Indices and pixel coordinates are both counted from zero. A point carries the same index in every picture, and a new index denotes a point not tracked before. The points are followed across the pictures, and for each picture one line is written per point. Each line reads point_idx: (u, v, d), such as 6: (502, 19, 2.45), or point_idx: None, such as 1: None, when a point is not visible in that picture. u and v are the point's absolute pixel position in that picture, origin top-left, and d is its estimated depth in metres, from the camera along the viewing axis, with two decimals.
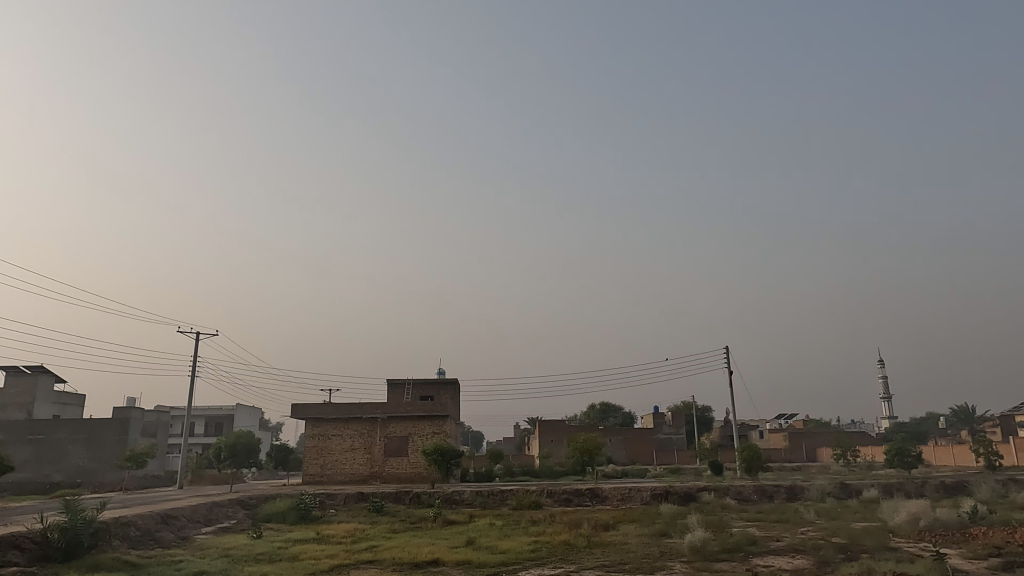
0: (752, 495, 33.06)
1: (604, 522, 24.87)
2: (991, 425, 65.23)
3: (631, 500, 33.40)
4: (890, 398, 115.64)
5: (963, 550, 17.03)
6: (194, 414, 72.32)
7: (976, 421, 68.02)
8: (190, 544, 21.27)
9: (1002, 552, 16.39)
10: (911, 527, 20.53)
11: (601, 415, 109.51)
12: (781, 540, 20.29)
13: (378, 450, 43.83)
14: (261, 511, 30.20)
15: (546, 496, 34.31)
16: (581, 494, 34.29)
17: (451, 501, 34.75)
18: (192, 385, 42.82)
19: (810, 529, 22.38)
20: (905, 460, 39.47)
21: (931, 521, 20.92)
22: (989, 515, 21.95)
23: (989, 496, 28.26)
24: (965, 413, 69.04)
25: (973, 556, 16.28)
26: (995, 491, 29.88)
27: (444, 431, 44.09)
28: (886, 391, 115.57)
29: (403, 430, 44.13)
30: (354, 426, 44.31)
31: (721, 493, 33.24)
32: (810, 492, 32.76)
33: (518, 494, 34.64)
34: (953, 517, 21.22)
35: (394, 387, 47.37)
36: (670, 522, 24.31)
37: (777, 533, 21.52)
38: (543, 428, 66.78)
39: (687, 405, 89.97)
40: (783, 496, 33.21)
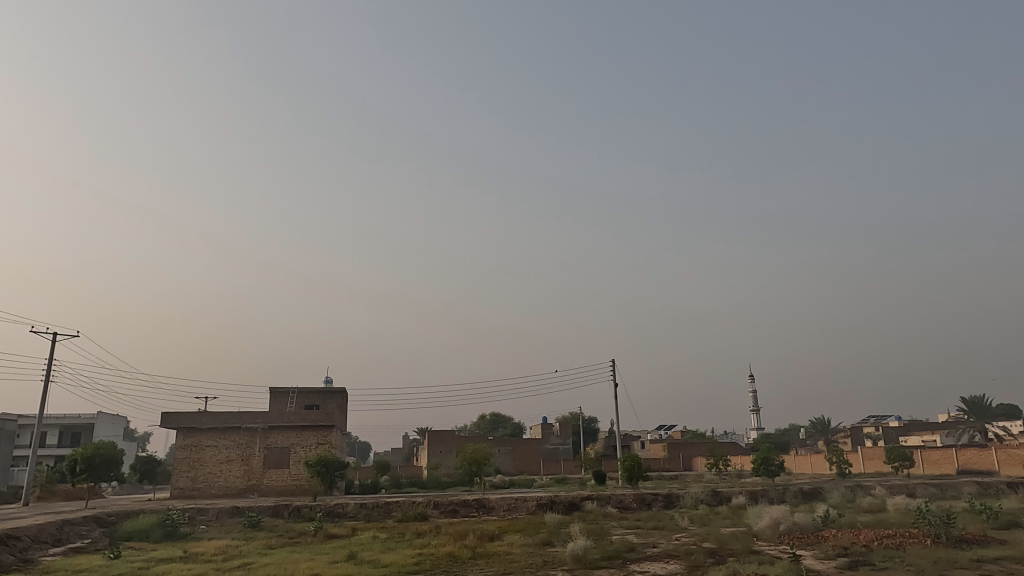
0: (632, 503, 34.36)
1: (489, 533, 24.95)
2: (842, 436, 71.71)
3: (517, 510, 33.69)
4: (757, 410, 124.49)
5: (816, 551, 18.57)
6: (45, 423, 65.68)
7: (830, 432, 74.39)
8: (33, 568, 19.18)
9: (849, 552, 17.98)
10: (773, 531, 22.11)
11: (490, 426, 110.26)
12: (656, 546, 21.24)
13: (256, 462, 41.66)
14: (121, 528, 27.85)
15: (432, 508, 33.99)
16: (467, 505, 34.29)
17: (333, 514, 33.63)
18: (44, 390, 38.82)
19: (684, 535, 23.58)
20: (769, 468, 42.36)
21: (790, 525, 22.50)
22: (839, 519, 24.06)
23: (840, 501, 30.98)
24: (821, 424, 75.28)
25: (824, 556, 17.79)
26: (845, 496, 32.83)
27: (329, 441, 42.63)
28: (754, 404, 124.44)
29: (285, 441, 42.27)
30: (231, 436, 41.90)
31: (604, 502, 34.29)
32: (685, 499, 34.53)
33: (404, 506, 34.08)
34: (809, 521, 23.05)
35: (277, 396, 45.23)
36: (553, 531, 24.72)
37: (653, 540, 22.49)
38: (432, 439, 66.19)
39: (574, 416, 92.38)
40: (661, 503, 34.76)
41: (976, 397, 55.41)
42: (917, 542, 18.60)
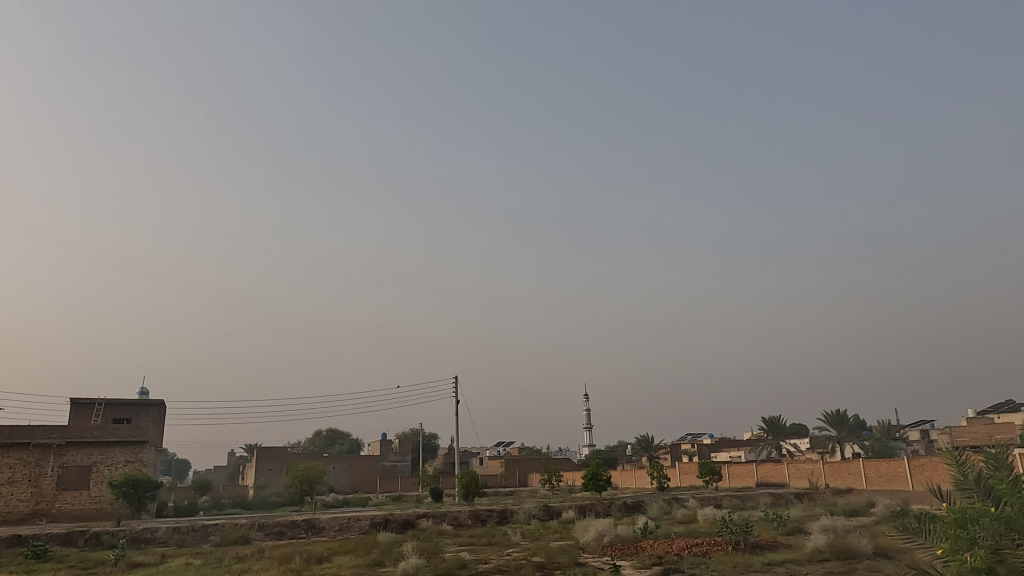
0: (466, 520, 34.54)
1: (317, 555, 23.86)
2: (664, 452, 77.39)
3: (349, 530, 32.53)
4: (590, 427, 130.97)
5: (635, 561, 19.76)
6: None
7: (653, 449, 79.84)
8: None
9: (663, 561, 19.35)
10: (596, 543, 23.23)
11: (326, 442, 105.83)
12: (487, 562, 21.47)
13: (47, 483, 36.60)
14: None
15: (256, 530, 31.85)
16: (296, 526, 32.55)
17: (139, 540, 30.34)
18: None
19: (515, 550, 24.10)
20: (597, 483, 44.57)
21: (612, 537, 23.75)
22: (657, 530, 25.82)
23: (658, 513, 33.40)
24: (645, 441, 80.54)
25: (641, 565, 19.03)
26: (662, 508, 35.51)
27: (140, 459, 38.69)
28: (588, 422, 130.80)
29: (85, 459, 37.68)
30: (17, 453, 36.51)
31: (439, 519, 34.16)
32: (518, 515, 35.33)
33: (224, 529, 31.60)
34: (629, 532, 24.54)
35: (79, 408, 40.12)
36: (385, 551, 24.20)
37: (485, 556, 22.71)
38: (260, 456, 62.19)
39: (414, 432, 91.27)
40: (495, 519, 35.27)
41: (773, 418, 62.18)
42: (719, 548, 20.51)
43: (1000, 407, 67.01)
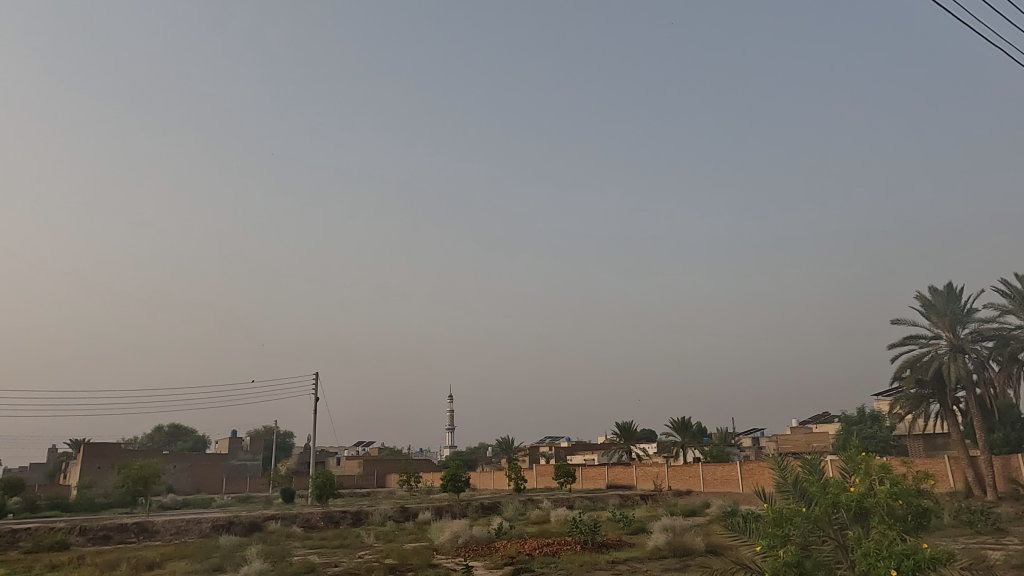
0: (318, 522, 33.30)
1: (148, 561, 21.95)
2: (523, 454, 79.27)
3: (187, 534, 30.23)
4: (452, 429, 131.33)
5: (487, 561, 20.06)
6: None
7: (512, 451, 81.46)
8: None
9: (515, 561, 19.79)
10: (451, 544, 23.29)
11: (167, 439, 97.88)
12: (337, 565, 20.83)
13: None
14: None
15: (77, 535, 28.76)
16: (125, 530, 29.77)
17: None
18: None
19: (367, 552, 23.58)
20: (456, 484, 44.68)
21: (467, 537, 23.91)
22: (510, 530, 26.34)
23: (513, 514, 34.07)
24: (505, 443, 81.93)
25: (493, 565, 19.33)
26: (518, 509, 36.29)
27: None
28: (450, 423, 131.10)
29: None
30: None
31: (288, 521, 32.66)
32: (373, 516, 34.60)
33: (37, 534, 28.24)
34: (484, 533, 24.79)
35: None
36: (227, 555, 22.77)
37: (336, 559, 22.07)
38: (87, 453, 56.33)
39: (267, 430, 86.82)
40: (348, 520, 34.29)
41: (626, 423, 65.48)
42: (568, 548, 21.29)
43: (818, 418, 75.13)
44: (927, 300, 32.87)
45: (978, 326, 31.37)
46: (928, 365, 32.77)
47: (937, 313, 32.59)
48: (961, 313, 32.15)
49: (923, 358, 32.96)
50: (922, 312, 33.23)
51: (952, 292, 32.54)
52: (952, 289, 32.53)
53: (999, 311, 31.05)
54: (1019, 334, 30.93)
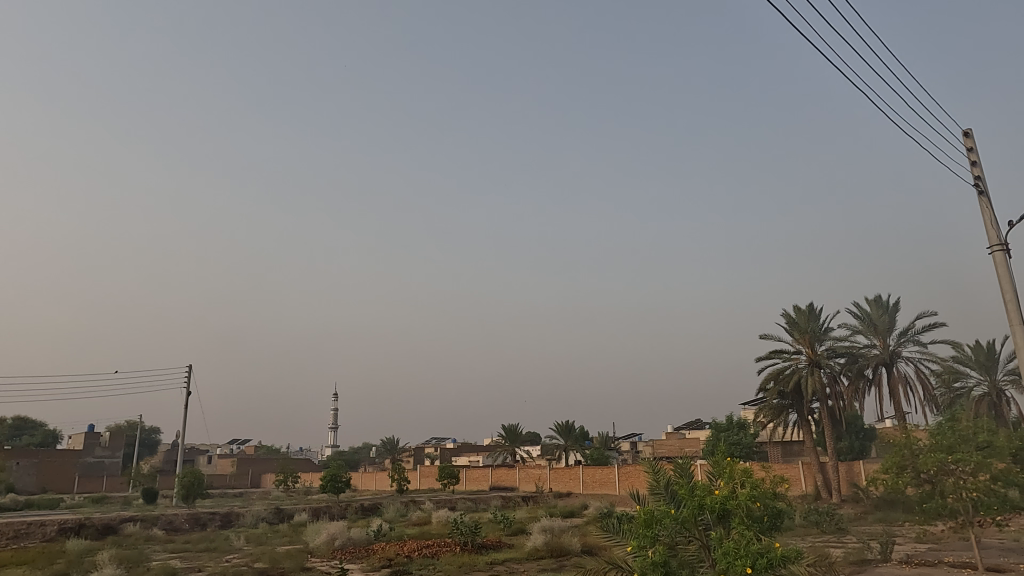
0: (183, 524, 31.21)
1: None
2: (407, 455, 78.42)
3: (28, 538, 27.40)
4: (335, 428, 127.72)
5: (364, 564, 19.64)
6: None
7: (397, 451, 80.30)
8: None
9: (393, 563, 19.49)
10: (327, 547, 22.58)
11: (11, 433, 88.43)
12: (202, 570, 19.63)
13: None
14: None
15: None
16: None
17: None
18: None
19: (236, 556, 22.38)
20: (335, 485, 43.38)
21: (344, 540, 23.25)
22: (390, 532, 25.94)
23: (394, 515, 33.51)
24: (390, 444, 80.63)
25: (370, 568, 18.93)
26: (399, 510, 35.75)
27: None
28: (333, 422, 127.40)
29: None
30: None
31: (149, 523, 30.37)
32: (244, 518, 32.91)
33: None
34: (363, 535, 24.24)
35: None
36: (74, 561, 20.84)
37: (201, 564, 20.81)
38: None
39: (131, 425, 80.52)
40: (217, 523, 32.43)
41: (512, 426, 66.35)
42: (448, 549, 21.24)
43: (691, 424, 79.58)
44: (791, 318, 35.65)
45: (833, 343, 34.41)
46: (789, 378, 35.55)
47: (799, 330, 35.42)
48: (819, 331, 35.14)
49: (785, 371, 35.71)
50: (787, 328, 35.99)
51: (813, 311, 35.49)
52: (813, 309, 35.48)
53: (851, 330, 34.20)
54: (866, 352, 34.22)
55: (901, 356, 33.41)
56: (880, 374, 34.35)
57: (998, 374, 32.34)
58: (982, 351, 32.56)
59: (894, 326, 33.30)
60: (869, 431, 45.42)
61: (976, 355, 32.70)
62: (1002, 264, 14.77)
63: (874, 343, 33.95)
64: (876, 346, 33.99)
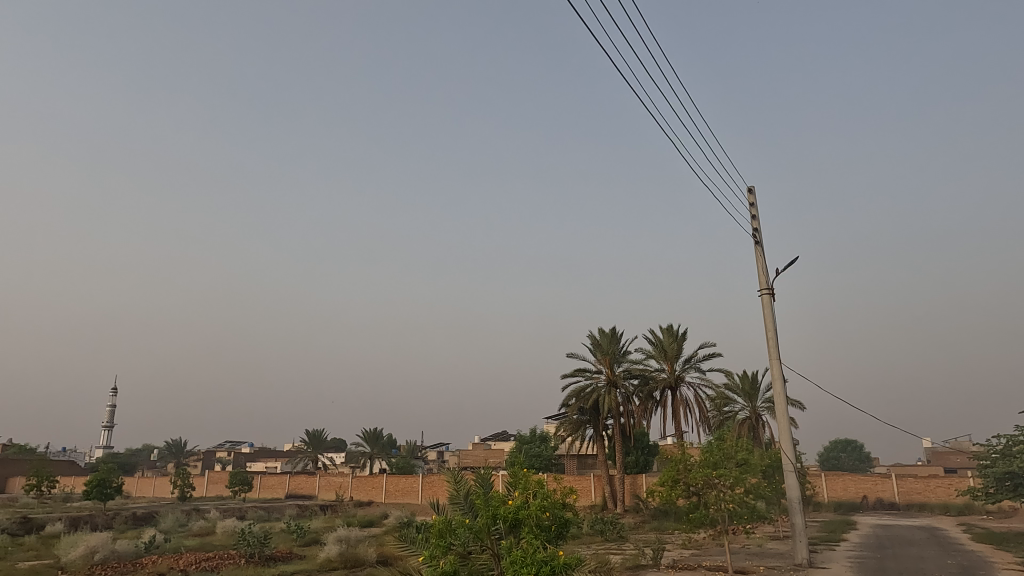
0: None
1: None
2: (195, 459, 72.00)
3: None
4: (110, 427, 113.68)
5: None
6: None
7: (183, 454, 73.26)
8: None
9: None
10: (83, 562, 19.88)
11: None
12: None
13: None
14: None
15: None
16: None
17: None
18: None
19: None
20: (103, 491, 38.39)
21: (107, 554, 20.61)
22: (164, 543, 23.51)
23: (171, 526, 30.42)
24: (175, 446, 73.36)
25: None
26: (177, 520, 32.50)
27: None
28: (109, 420, 113.30)
29: None
30: None
31: None
32: None
33: None
34: (130, 547, 21.69)
35: None
36: None
37: None
38: None
39: None
40: None
41: (316, 431, 63.64)
42: (230, 562, 19.70)
43: (497, 435, 82.00)
44: (596, 340, 38.26)
45: (629, 366, 37.45)
46: (589, 396, 38.07)
47: (602, 351, 38.09)
48: (618, 353, 38.07)
49: (586, 389, 38.18)
50: (591, 349, 38.57)
51: (615, 335, 38.37)
52: (615, 332, 38.37)
53: (645, 354, 37.47)
54: (656, 375, 37.66)
55: (684, 381, 37.24)
56: (666, 396, 38.00)
57: (757, 401, 37.26)
58: (748, 381, 37.33)
59: (681, 354, 37.08)
60: (653, 447, 50.02)
61: (742, 384, 37.40)
62: (768, 305, 17.16)
63: (663, 367, 37.50)
64: (664, 371, 37.57)
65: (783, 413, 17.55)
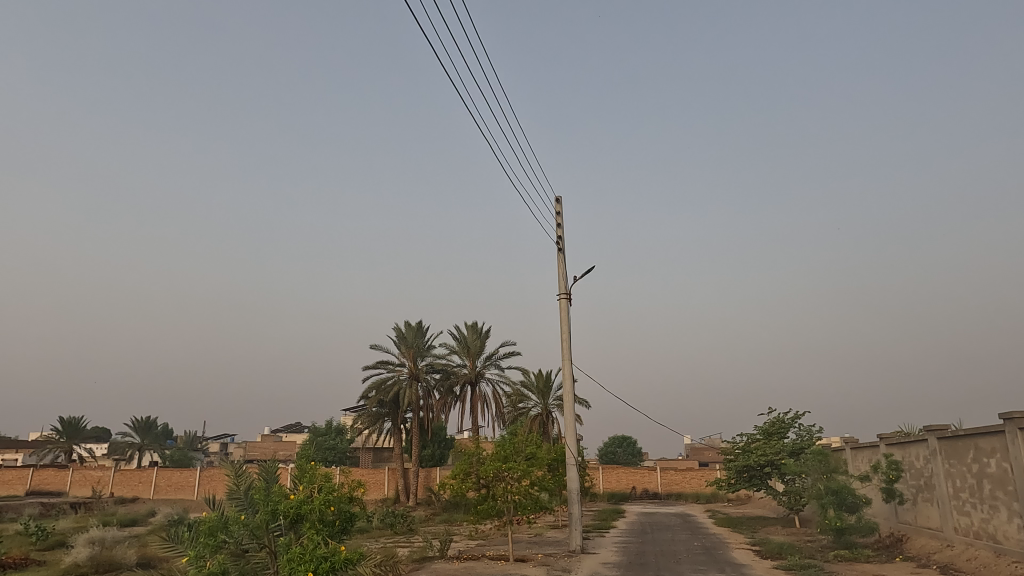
0: None
1: None
2: None
3: None
4: None
5: None
6: None
7: None
8: None
9: None
10: None
11: None
12: None
13: None
14: None
15: None
16: None
17: None
18: None
19: None
20: None
21: None
22: None
23: None
24: None
25: None
26: None
27: None
28: None
29: None
30: None
31: None
32: None
33: None
34: None
35: None
36: None
37: None
38: None
39: None
40: None
41: (72, 419, 55.71)
42: None
43: (290, 427, 78.03)
44: (401, 332, 38.03)
45: (432, 360, 37.76)
46: (390, 389, 37.71)
47: (406, 345, 37.99)
48: (422, 347, 38.21)
49: (387, 382, 37.78)
50: (395, 341, 38.26)
51: (420, 328, 38.45)
52: (421, 326, 38.44)
53: (448, 350, 38.00)
54: (457, 370, 38.36)
55: (484, 377, 38.39)
56: (465, 391, 38.89)
57: (549, 399, 39.57)
58: (542, 380, 39.44)
59: (483, 351, 38.17)
60: (449, 441, 50.96)
61: (537, 382, 39.47)
62: (565, 309, 18.29)
63: (464, 363, 38.33)
64: (466, 367, 38.40)
65: (569, 410, 18.80)
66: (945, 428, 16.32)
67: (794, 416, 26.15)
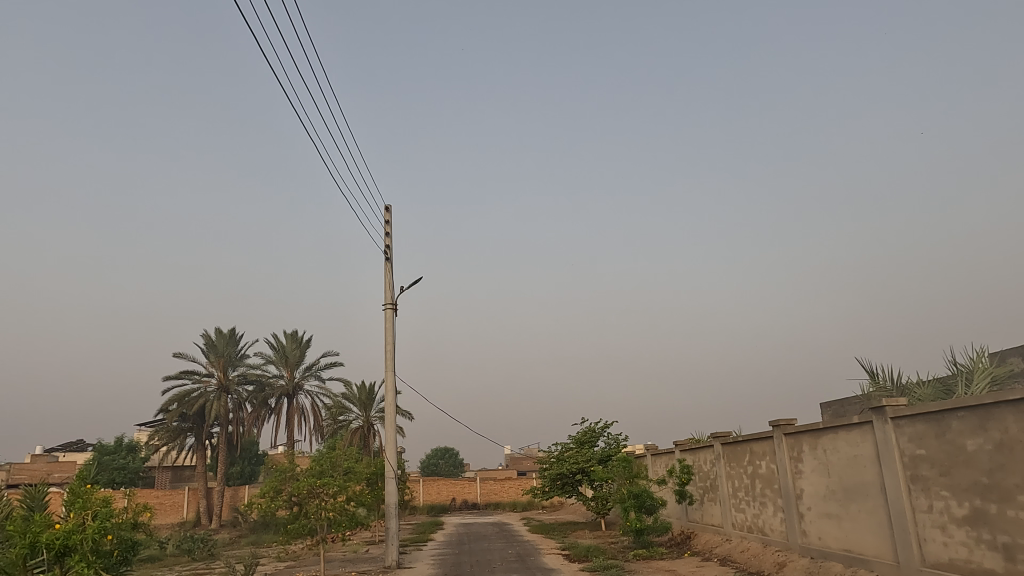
0: None
1: None
2: None
3: None
4: None
5: None
6: None
7: None
8: None
9: None
10: None
11: None
12: None
13: None
14: None
15: None
16: None
17: None
18: None
19: None
20: None
21: None
22: None
23: None
24: None
25: None
26: None
27: None
28: None
29: None
30: None
31: None
32: None
33: None
34: None
35: None
36: None
37: None
38: None
39: None
40: None
41: None
42: None
43: (70, 445, 68.33)
44: (210, 339, 35.04)
45: (245, 370, 35.23)
46: (194, 401, 34.53)
47: (215, 353, 35.05)
48: (234, 356, 35.54)
49: (191, 394, 34.53)
50: (203, 349, 35.17)
51: (233, 336, 35.75)
52: (233, 334, 35.73)
53: (263, 359, 35.75)
54: (273, 381, 36.12)
55: (302, 389, 36.55)
56: (281, 403, 36.72)
57: (371, 411, 38.63)
58: (364, 392, 38.46)
59: (302, 361, 36.37)
60: (260, 457, 47.78)
61: (358, 394, 38.41)
62: (389, 319, 17.99)
63: (282, 374, 36.21)
64: (283, 377, 36.30)
65: (390, 423, 18.48)
66: (727, 435, 18.38)
67: (604, 426, 27.89)
